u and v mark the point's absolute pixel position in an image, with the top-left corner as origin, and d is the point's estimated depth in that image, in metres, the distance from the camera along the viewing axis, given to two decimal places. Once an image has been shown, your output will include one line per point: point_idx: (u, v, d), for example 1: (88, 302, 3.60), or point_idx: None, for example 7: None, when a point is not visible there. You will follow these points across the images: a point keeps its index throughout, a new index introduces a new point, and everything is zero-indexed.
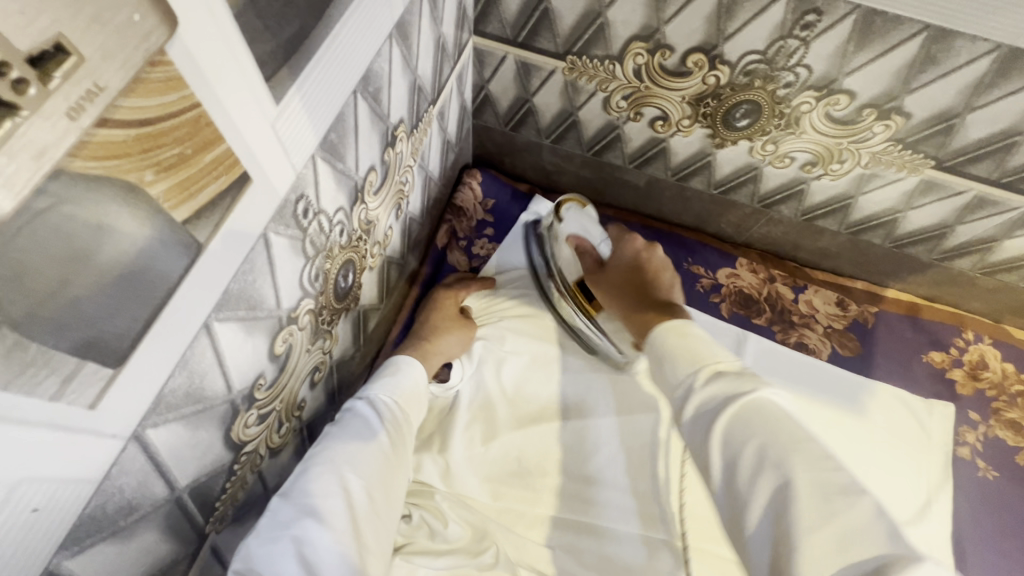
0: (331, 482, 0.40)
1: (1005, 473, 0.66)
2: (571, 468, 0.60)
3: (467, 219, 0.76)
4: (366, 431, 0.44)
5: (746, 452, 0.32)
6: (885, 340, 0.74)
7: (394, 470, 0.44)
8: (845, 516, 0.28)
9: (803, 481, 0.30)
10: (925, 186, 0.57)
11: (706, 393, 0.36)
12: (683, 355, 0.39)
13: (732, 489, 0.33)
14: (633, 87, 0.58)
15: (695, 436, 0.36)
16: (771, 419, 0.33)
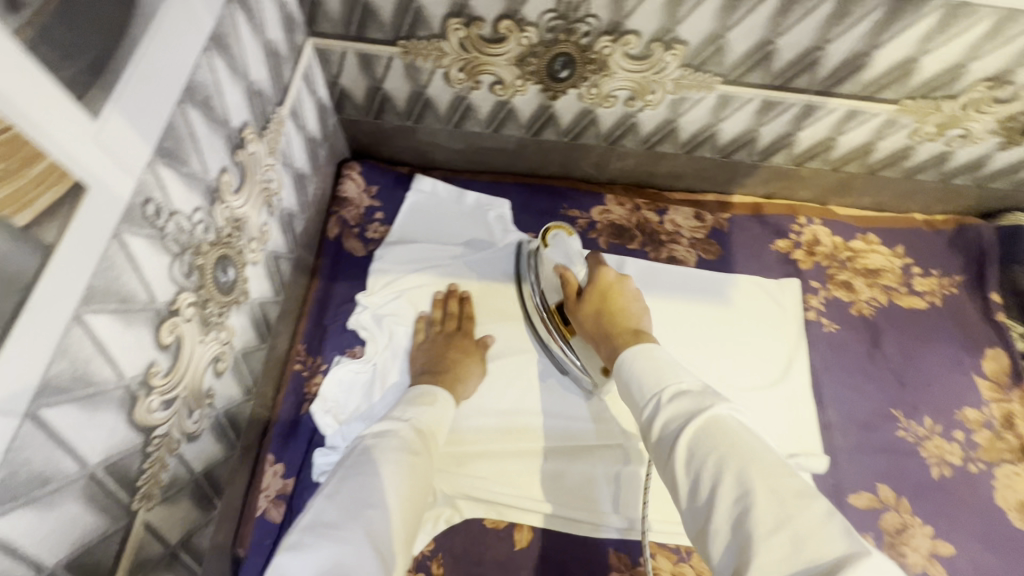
0: (370, 507, 0.44)
1: (842, 324, 0.79)
2: (506, 405, 0.71)
3: (355, 207, 0.81)
4: (407, 448, 0.51)
5: (709, 460, 0.37)
6: (739, 239, 0.86)
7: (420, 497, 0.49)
8: (800, 520, 0.32)
9: (763, 488, 0.34)
10: (723, 100, 0.68)
11: (670, 408, 0.41)
12: (650, 376, 0.45)
13: (694, 499, 0.37)
14: (464, 59, 0.64)
15: (663, 451, 0.41)
16: (730, 430, 0.38)
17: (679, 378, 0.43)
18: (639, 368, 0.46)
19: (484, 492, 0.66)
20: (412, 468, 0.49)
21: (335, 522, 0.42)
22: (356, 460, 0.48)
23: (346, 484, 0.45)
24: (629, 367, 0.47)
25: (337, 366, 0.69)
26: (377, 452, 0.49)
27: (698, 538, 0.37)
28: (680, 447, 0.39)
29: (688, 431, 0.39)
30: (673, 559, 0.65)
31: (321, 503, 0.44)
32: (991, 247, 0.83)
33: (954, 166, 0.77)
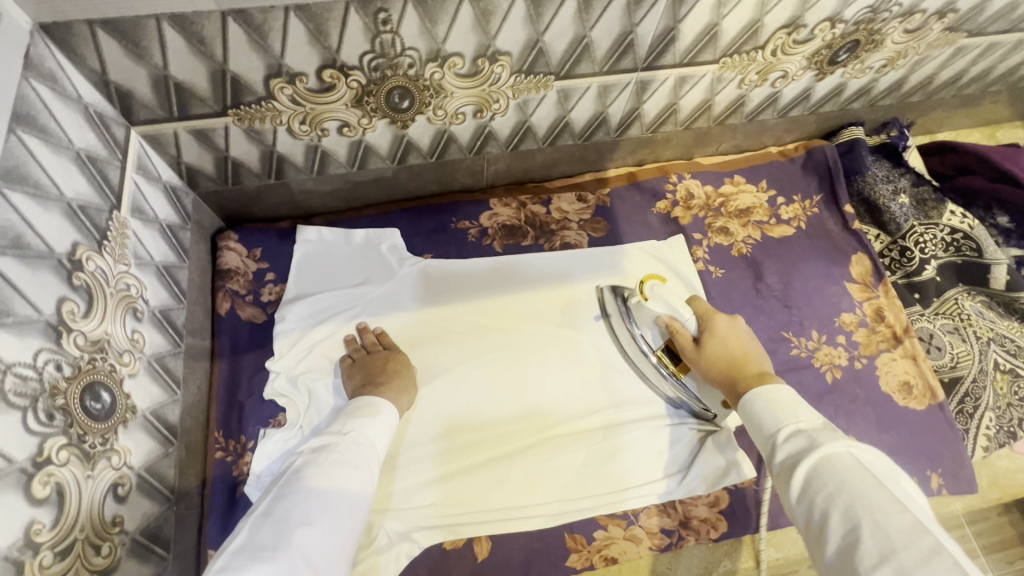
0: (302, 525, 0.46)
1: (726, 267, 0.86)
2: (493, 415, 0.75)
3: (242, 275, 0.78)
4: (345, 463, 0.53)
5: (821, 492, 0.44)
6: (622, 210, 0.90)
7: (359, 509, 0.51)
8: (903, 553, 0.38)
9: (871, 523, 0.40)
10: (564, 93, 0.70)
11: (788, 445, 0.50)
12: (769, 418, 0.54)
13: (811, 524, 0.44)
14: (301, 112, 0.64)
15: (781, 481, 0.49)
16: (849, 466, 0.45)
17: (803, 426, 0.51)
18: (763, 409, 0.56)
19: (465, 510, 0.69)
20: (348, 480, 0.52)
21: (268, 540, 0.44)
22: (290, 478, 0.51)
23: (279, 503, 0.48)
24: (757, 406, 0.57)
25: (263, 440, 0.69)
26: (312, 469, 0.51)
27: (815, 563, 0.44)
28: (797, 476, 0.47)
29: (803, 468, 0.47)
30: (624, 524, 0.70)
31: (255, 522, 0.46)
32: (834, 161, 0.91)
33: (787, 102, 0.84)
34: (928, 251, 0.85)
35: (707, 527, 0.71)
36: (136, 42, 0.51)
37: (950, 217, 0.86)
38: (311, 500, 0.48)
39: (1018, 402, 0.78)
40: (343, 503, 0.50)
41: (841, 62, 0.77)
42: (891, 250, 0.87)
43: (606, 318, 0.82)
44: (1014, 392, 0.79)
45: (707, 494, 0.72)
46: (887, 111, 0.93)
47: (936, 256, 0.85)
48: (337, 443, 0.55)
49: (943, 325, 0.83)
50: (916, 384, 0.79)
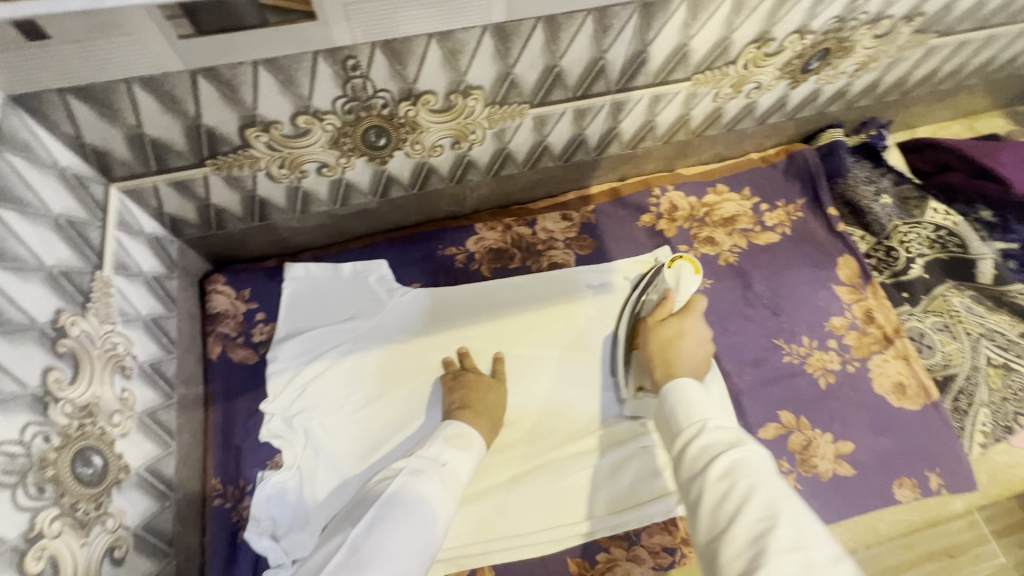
0: (396, 551, 0.47)
1: (714, 278, 0.86)
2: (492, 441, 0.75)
3: (233, 318, 0.78)
4: (435, 492, 0.55)
5: (742, 480, 0.43)
6: (608, 226, 0.90)
7: (434, 541, 0.51)
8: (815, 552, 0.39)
9: (786, 520, 0.41)
10: (540, 119, 0.71)
11: (708, 435, 0.48)
12: (689, 405, 0.51)
13: (718, 508, 0.43)
14: (279, 156, 0.64)
15: (691, 471, 0.47)
16: (761, 470, 0.44)
17: (720, 419, 0.50)
18: (676, 398, 0.53)
19: (470, 540, 0.69)
20: (432, 508, 0.53)
21: (364, 557, 0.46)
22: (390, 497, 0.52)
23: (381, 520, 0.50)
24: (673, 394, 0.53)
25: (261, 483, 0.69)
26: (408, 495, 0.53)
27: (709, 546, 0.43)
28: (716, 469, 0.45)
29: (720, 459, 0.45)
30: (627, 545, 0.70)
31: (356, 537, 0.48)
32: (815, 165, 0.92)
33: (764, 110, 0.84)
34: (913, 250, 0.85)
35: None
36: (108, 105, 0.51)
37: (933, 215, 0.86)
38: (403, 527, 0.49)
39: (1013, 396, 0.79)
40: (422, 528, 0.51)
41: (813, 70, 0.78)
42: (876, 250, 0.87)
43: (599, 336, 0.82)
44: (1009, 387, 0.79)
45: None
46: (866, 112, 0.94)
47: (921, 255, 0.85)
48: (428, 471, 0.57)
49: (933, 323, 0.83)
50: (909, 385, 0.79)
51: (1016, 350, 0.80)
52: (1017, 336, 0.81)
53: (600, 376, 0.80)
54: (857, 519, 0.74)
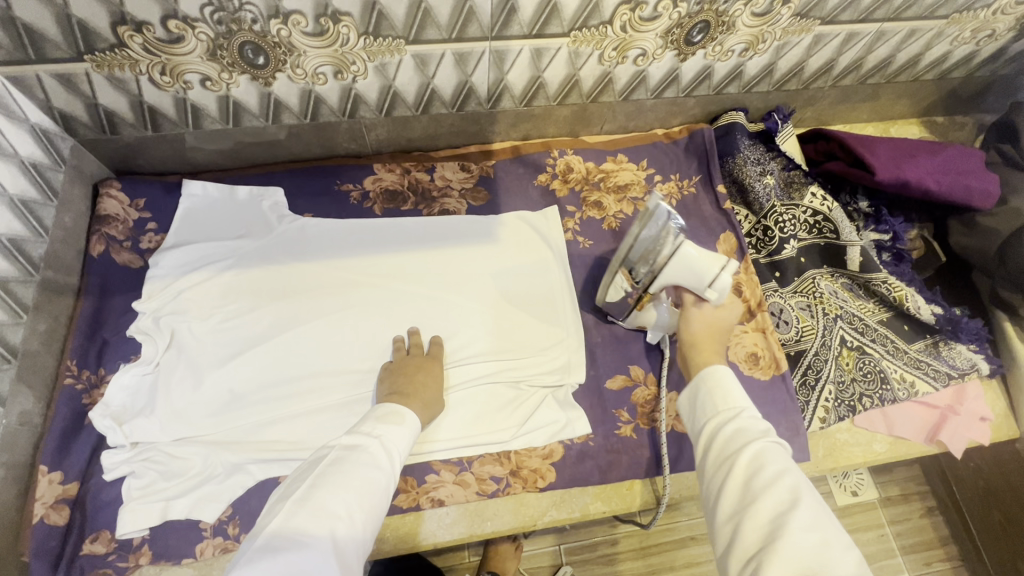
0: (338, 521, 0.46)
1: (594, 239, 0.90)
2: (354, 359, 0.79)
3: (122, 221, 0.82)
4: (369, 462, 0.53)
5: (769, 466, 0.49)
6: (504, 181, 0.94)
7: (375, 500, 0.50)
8: (830, 536, 0.44)
9: (808, 504, 0.46)
10: (420, 58, 0.75)
11: (745, 422, 0.54)
12: (726, 394, 0.57)
13: (745, 489, 0.49)
14: (158, 62, 0.68)
15: (725, 451, 0.53)
16: (787, 461, 0.50)
17: (753, 409, 0.56)
18: (717, 383, 0.58)
19: (308, 446, 0.72)
20: (373, 473, 0.52)
21: (298, 525, 0.45)
22: (325, 471, 0.50)
23: (318, 490, 0.48)
24: (711, 379, 0.59)
25: (120, 373, 0.73)
26: (344, 466, 0.51)
27: (731, 518, 0.48)
28: (745, 450, 0.51)
29: (752, 446, 0.51)
30: (456, 470, 0.73)
31: (291, 506, 0.47)
32: (711, 143, 0.95)
33: (657, 81, 0.87)
34: (788, 230, 0.88)
35: (536, 477, 0.74)
36: None
37: (811, 199, 0.88)
38: (339, 494, 0.48)
39: (861, 377, 0.82)
40: (369, 496, 0.50)
41: (698, 43, 0.81)
42: (756, 229, 0.91)
43: (472, 279, 0.86)
44: (859, 368, 0.82)
45: (542, 447, 0.75)
46: (769, 100, 0.97)
47: (797, 237, 0.89)
48: (368, 445, 0.55)
49: (797, 303, 0.86)
50: (763, 355, 0.81)
51: (870, 335, 0.84)
52: (873, 322, 0.85)
53: (466, 315, 0.83)
54: (687, 473, 0.77)
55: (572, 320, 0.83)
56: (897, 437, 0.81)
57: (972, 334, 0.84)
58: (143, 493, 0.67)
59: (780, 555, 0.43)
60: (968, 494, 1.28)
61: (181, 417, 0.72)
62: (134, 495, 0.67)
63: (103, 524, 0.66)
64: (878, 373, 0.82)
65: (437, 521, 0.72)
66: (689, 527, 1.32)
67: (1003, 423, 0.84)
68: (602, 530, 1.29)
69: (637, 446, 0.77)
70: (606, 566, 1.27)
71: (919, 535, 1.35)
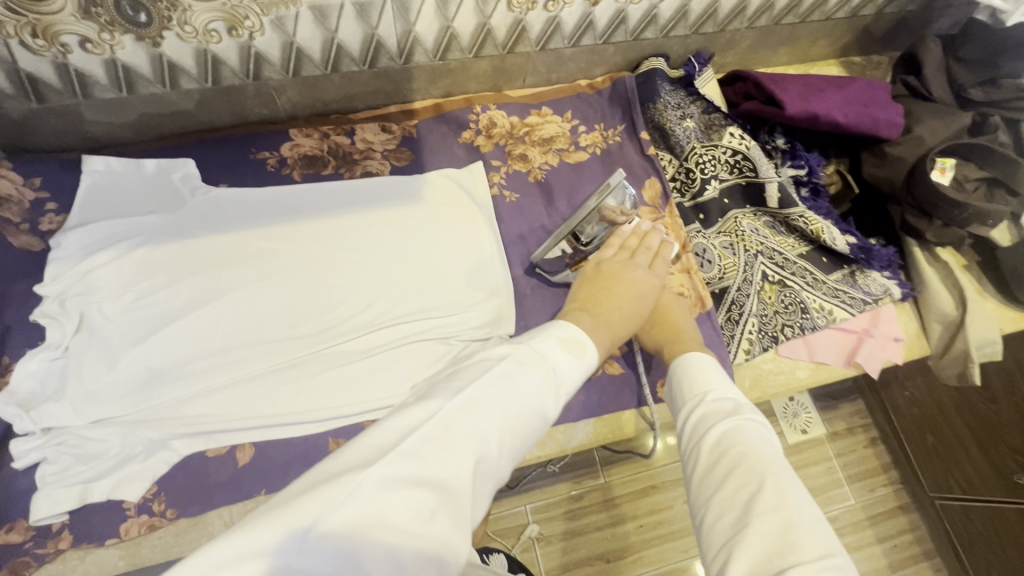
0: (488, 445, 0.45)
1: (521, 193, 0.89)
2: (283, 327, 0.77)
3: (18, 202, 0.78)
4: (514, 401, 0.48)
5: (736, 447, 0.54)
6: (427, 140, 0.92)
7: (509, 445, 0.47)
8: (790, 507, 0.47)
9: (771, 482, 0.50)
10: (319, 11, 0.72)
11: (715, 405, 0.60)
12: (699, 377, 0.64)
13: (711, 472, 0.54)
14: (27, 22, 0.63)
15: (695, 436, 0.59)
16: (761, 441, 0.54)
17: (720, 392, 0.62)
18: (690, 371, 0.66)
19: (232, 419, 0.71)
20: (526, 409, 0.48)
21: (451, 434, 0.43)
22: (476, 392, 0.46)
23: (484, 416, 0.45)
24: (682, 369, 0.67)
25: (25, 359, 0.70)
26: (493, 394, 0.47)
27: (701, 502, 0.53)
28: (715, 433, 0.57)
29: (722, 426, 0.57)
30: None
31: (444, 422, 0.43)
32: (632, 90, 0.95)
33: (571, 28, 0.87)
34: (708, 171, 0.90)
35: None
36: None
37: (729, 138, 0.89)
38: (506, 405, 0.47)
39: (783, 309, 0.85)
40: (514, 436, 0.47)
41: None
42: (679, 173, 0.92)
43: (400, 237, 0.85)
44: (781, 301, 0.85)
45: None
46: (687, 44, 0.97)
47: (717, 176, 0.90)
48: (540, 369, 0.51)
49: (720, 241, 0.87)
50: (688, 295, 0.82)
51: (790, 269, 0.87)
52: (793, 256, 0.88)
53: (400, 276, 0.82)
54: (621, 414, 0.79)
55: (499, 274, 0.84)
56: (818, 363, 0.85)
57: (884, 261, 0.89)
58: (58, 477, 0.65)
59: (745, 543, 0.46)
60: (903, 421, 1.36)
61: (95, 398, 0.69)
62: (49, 480, 0.65)
63: (18, 513, 0.64)
64: (798, 304, 0.85)
65: None
66: (648, 475, 1.36)
67: (915, 342, 0.89)
68: (562, 487, 1.32)
69: (568, 391, 0.78)
70: (570, 521, 1.30)
71: (865, 464, 1.41)
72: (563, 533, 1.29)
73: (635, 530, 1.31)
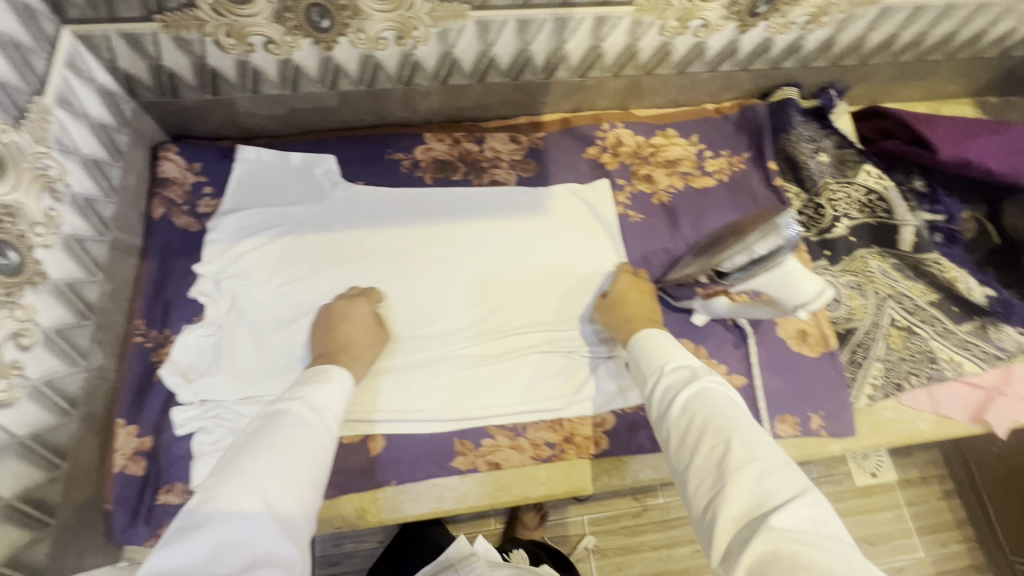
0: (278, 481, 0.47)
1: (644, 213, 0.90)
2: (413, 325, 0.80)
3: (180, 185, 0.83)
4: (269, 445, 0.50)
5: (703, 412, 0.54)
6: (553, 153, 0.93)
7: (310, 473, 0.50)
8: (763, 457, 0.49)
9: (738, 436, 0.51)
10: (483, 25, 0.74)
11: (674, 376, 0.61)
12: (659, 352, 0.65)
13: (684, 439, 0.54)
14: (225, 23, 0.68)
15: (664, 407, 0.59)
16: (722, 400, 0.56)
17: (678, 358, 0.63)
18: (648, 349, 0.66)
19: (366, 410, 0.74)
20: (309, 437, 0.53)
21: (218, 497, 0.44)
22: (233, 459, 0.49)
23: (229, 472, 0.47)
24: (639, 348, 0.68)
25: (183, 333, 0.74)
26: (264, 434, 0.51)
27: (681, 469, 0.54)
28: (682, 399, 0.57)
29: (684, 395, 0.58)
30: (511, 435, 0.75)
31: (215, 482, 0.46)
32: (763, 119, 0.94)
33: (714, 54, 0.86)
34: (840, 209, 0.87)
35: (589, 443, 0.76)
36: None
37: (865, 177, 0.88)
38: (271, 448, 0.49)
39: (909, 356, 0.82)
40: (311, 457, 0.51)
41: (762, 14, 0.79)
42: (807, 208, 0.90)
43: (528, 248, 0.87)
44: (906, 348, 0.82)
45: (594, 415, 0.77)
46: (823, 75, 0.95)
47: (848, 216, 0.88)
48: (293, 409, 0.55)
49: (847, 281, 0.85)
50: (812, 333, 0.83)
51: (920, 315, 0.83)
52: (924, 303, 0.84)
53: (525, 288, 0.84)
54: None
55: None
56: (942, 416, 0.82)
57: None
58: (213, 448, 0.70)
59: (729, 498, 0.47)
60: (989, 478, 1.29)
61: (247, 376, 0.74)
62: (204, 449, 0.69)
63: (176, 476, 0.68)
64: (926, 353, 0.82)
65: (493, 484, 0.74)
66: None
67: None
68: (621, 503, 1.32)
69: None
70: (629, 538, 1.30)
71: (937, 517, 1.33)
72: (621, 549, 1.29)
73: (692, 555, 1.30)
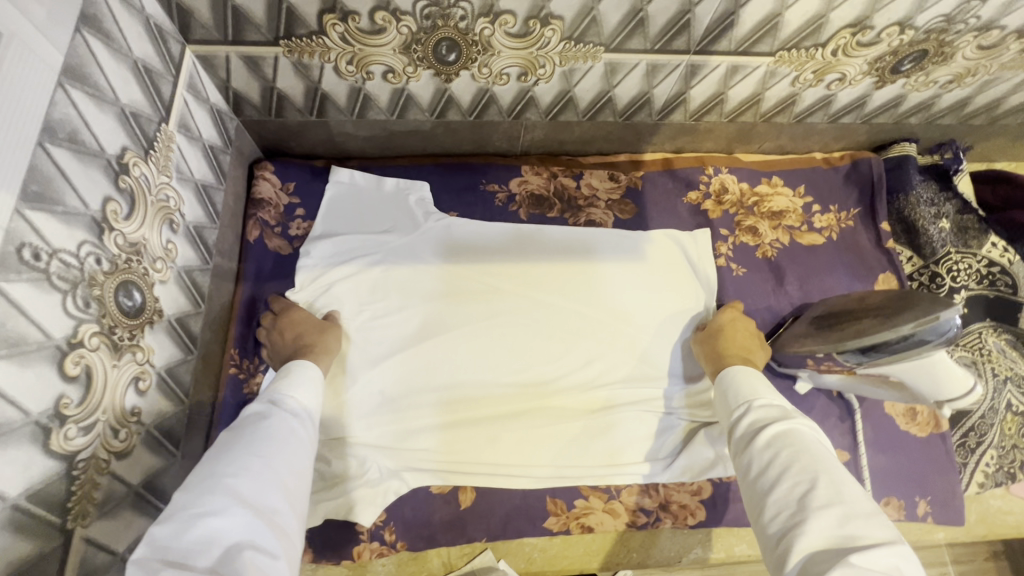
0: (250, 482, 0.44)
1: (748, 267, 0.85)
2: (505, 371, 0.77)
3: (273, 206, 0.80)
4: (258, 445, 0.48)
5: (791, 446, 0.51)
6: (652, 195, 0.89)
7: (289, 479, 0.48)
8: (852, 504, 0.45)
9: (827, 479, 0.47)
10: (611, 67, 0.70)
11: (761, 409, 0.57)
12: (748, 386, 0.61)
13: (765, 472, 0.51)
14: (350, 52, 0.65)
15: (744, 437, 0.56)
16: (809, 441, 0.52)
17: (768, 393, 0.59)
18: (740, 381, 0.62)
19: (458, 459, 0.72)
20: (283, 443, 0.50)
21: (187, 496, 0.42)
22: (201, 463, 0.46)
23: (196, 472, 0.44)
24: (730, 379, 0.64)
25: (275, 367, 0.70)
26: (223, 447, 0.47)
27: (754, 497, 0.51)
28: (766, 434, 0.54)
29: (771, 429, 0.54)
30: (605, 497, 0.73)
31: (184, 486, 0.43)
32: (879, 175, 0.89)
33: (839, 107, 0.81)
34: (959, 280, 0.83)
35: (686, 513, 0.74)
36: None
37: (990, 249, 0.84)
38: (245, 446, 0.47)
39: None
40: (289, 461, 0.49)
41: (904, 72, 0.74)
42: (921, 274, 0.86)
43: (626, 296, 0.82)
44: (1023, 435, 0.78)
45: (691, 483, 0.75)
46: (946, 132, 0.89)
47: (966, 287, 0.84)
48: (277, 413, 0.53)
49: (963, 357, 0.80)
50: (921, 412, 0.78)
51: None
52: None
53: (625, 339, 0.80)
54: None
55: None
56: None
57: None
58: None
59: (807, 532, 0.44)
60: None
61: (337, 416, 0.71)
62: None
63: None
64: None
65: (585, 547, 0.74)
66: None
67: None
68: None
69: None
70: None
71: None
72: None
73: None
